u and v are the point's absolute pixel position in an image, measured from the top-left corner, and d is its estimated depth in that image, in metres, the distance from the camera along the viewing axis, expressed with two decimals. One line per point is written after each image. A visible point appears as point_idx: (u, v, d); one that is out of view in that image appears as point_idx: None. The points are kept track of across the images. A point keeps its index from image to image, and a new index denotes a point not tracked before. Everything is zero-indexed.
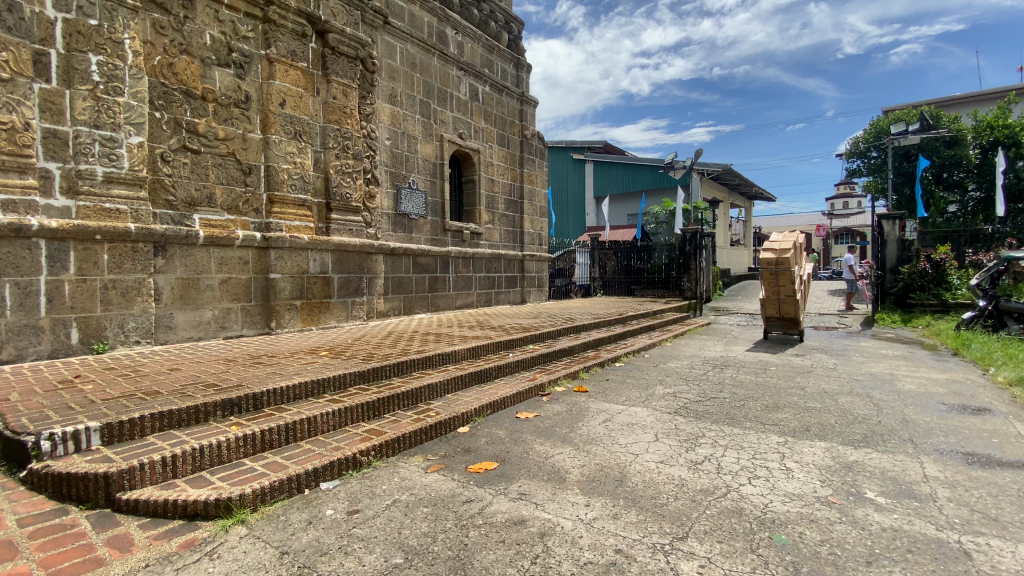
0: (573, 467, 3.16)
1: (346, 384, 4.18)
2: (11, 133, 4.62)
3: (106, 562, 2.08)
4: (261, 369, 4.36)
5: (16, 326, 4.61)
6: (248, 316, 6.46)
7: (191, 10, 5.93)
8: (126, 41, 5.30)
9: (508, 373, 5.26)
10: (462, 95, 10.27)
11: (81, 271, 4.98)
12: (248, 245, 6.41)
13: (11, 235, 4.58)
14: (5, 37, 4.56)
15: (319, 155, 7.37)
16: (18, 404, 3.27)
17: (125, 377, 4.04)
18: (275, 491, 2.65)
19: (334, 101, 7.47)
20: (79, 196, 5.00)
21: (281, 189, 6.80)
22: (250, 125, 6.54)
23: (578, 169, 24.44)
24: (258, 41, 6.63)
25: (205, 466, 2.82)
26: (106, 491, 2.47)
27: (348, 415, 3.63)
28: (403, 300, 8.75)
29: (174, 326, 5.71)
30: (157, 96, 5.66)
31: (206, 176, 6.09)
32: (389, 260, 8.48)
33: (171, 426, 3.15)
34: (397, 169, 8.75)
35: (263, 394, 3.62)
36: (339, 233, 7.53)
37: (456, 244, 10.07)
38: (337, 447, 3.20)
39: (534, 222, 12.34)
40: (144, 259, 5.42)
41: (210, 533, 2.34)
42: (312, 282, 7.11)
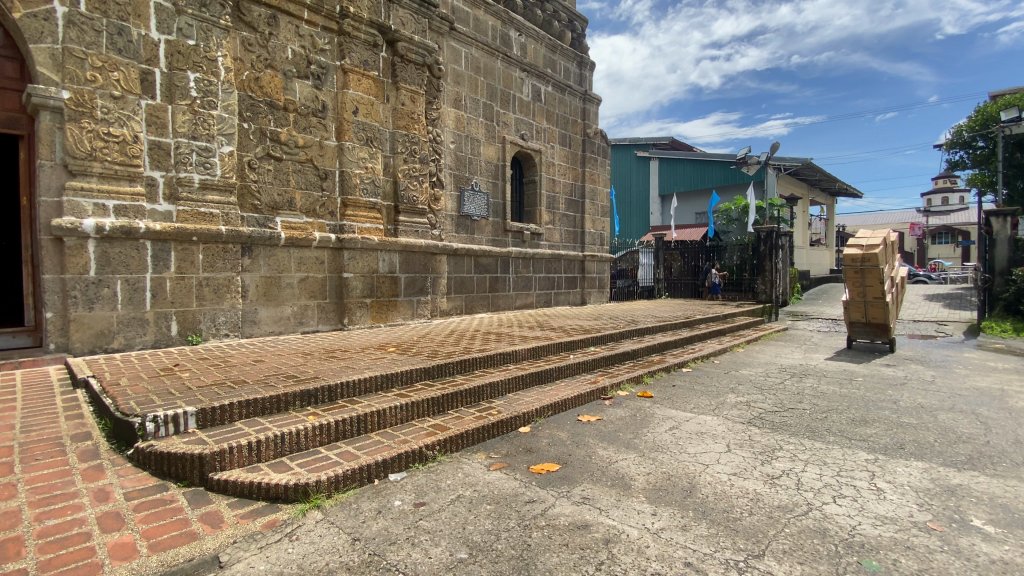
0: (638, 474, 3.07)
1: (412, 380, 4.31)
2: (124, 146, 5.17)
3: (199, 537, 2.27)
4: (335, 363, 4.60)
5: (127, 318, 5.17)
6: (323, 312, 6.85)
7: (275, 27, 6.37)
8: (219, 59, 5.79)
9: (570, 376, 5.18)
10: (525, 96, 10.31)
11: (180, 269, 5.50)
12: (324, 246, 6.80)
13: (123, 237, 5.11)
14: (117, 59, 5.11)
15: (388, 159, 7.66)
16: (128, 388, 3.67)
17: (216, 367, 4.41)
18: (347, 479, 2.77)
19: (402, 107, 7.75)
20: (179, 202, 5.52)
21: (354, 193, 7.14)
22: (326, 133, 6.92)
23: (642, 167, 23.84)
24: (334, 53, 7.00)
25: (285, 451, 3.02)
26: (201, 471, 2.71)
27: (414, 410, 3.73)
28: (465, 299, 8.94)
29: (258, 321, 6.17)
30: (245, 108, 6.12)
31: (287, 182, 6.52)
32: (452, 260, 8.68)
33: (256, 413, 3.41)
34: (461, 172, 8.94)
35: (337, 386, 3.82)
36: (406, 234, 7.80)
37: (516, 245, 10.12)
38: (404, 440, 3.31)
39: (596, 222, 12.16)
40: (233, 258, 5.90)
41: (290, 516, 2.49)
42: (381, 281, 7.43)
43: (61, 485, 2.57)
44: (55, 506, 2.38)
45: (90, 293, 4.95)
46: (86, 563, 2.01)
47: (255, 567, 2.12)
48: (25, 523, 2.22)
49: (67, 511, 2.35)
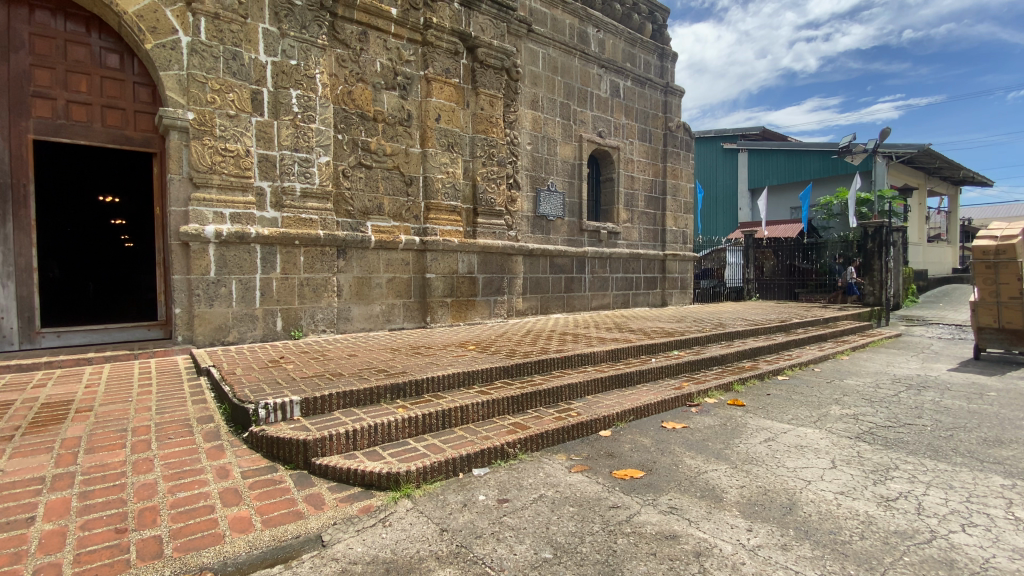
0: (730, 486, 2.91)
1: (492, 378, 4.40)
2: (237, 160, 5.75)
3: (304, 516, 2.47)
4: (420, 359, 4.83)
5: (240, 314, 5.76)
6: (408, 311, 7.20)
7: (365, 43, 6.78)
8: (317, 76, 6.27)
9: (651, 380, 5.02)
10: (603, 93, 10.14)
11: (285, 270, 6.04)
12: (409, 248, 7.14)
13: (237, 242, 5.71)
14: (232, 82, 5.71)
15: (468, 163, 7.88)
16: (243, 377, 4.10)
17: (316, 360, 4.79)
18: (435, 470, 2.89)
19: (482, 112, 7.94)
20: (284, 209, 6.07)
21: (436, 197, 7.42)
22: (411, 140, 7.26)
23: (729, 160, 22.58)
24: (418, 63, 7.32)
25: (378, 441, 3.22)
26: (305, 456, 2.95)
27: (495, 407, 3.80)
28: (541, 300, 8.97)
29: (351, 318, 6.63)
30: (340, 121, 6.58)
31: (377, 188, 6.92)
32: (528, 261, 8.75)
33: (352, 403, 3.66)
34: (537, 172, 8.98)
35: (423, 381, 4.01)
36: (484, 236, 7.97)
37: (593, 244, 9.99)
38: (486, 436, 3.39)
39: (678, 220, 11.69)
40: (330, 260, 6.38)
41: (383, 502, 2.64)
42: (460, 281, 7.66)
43: (190, 462, 2.92)
44: (185, 480, 2.70)
45: (210, 292, 5.57)
46: (210, 533, 2.27)
47: (353, 548, 2.27)
48: (161, 494, 2.55)
49: (194, 485, 2.66)
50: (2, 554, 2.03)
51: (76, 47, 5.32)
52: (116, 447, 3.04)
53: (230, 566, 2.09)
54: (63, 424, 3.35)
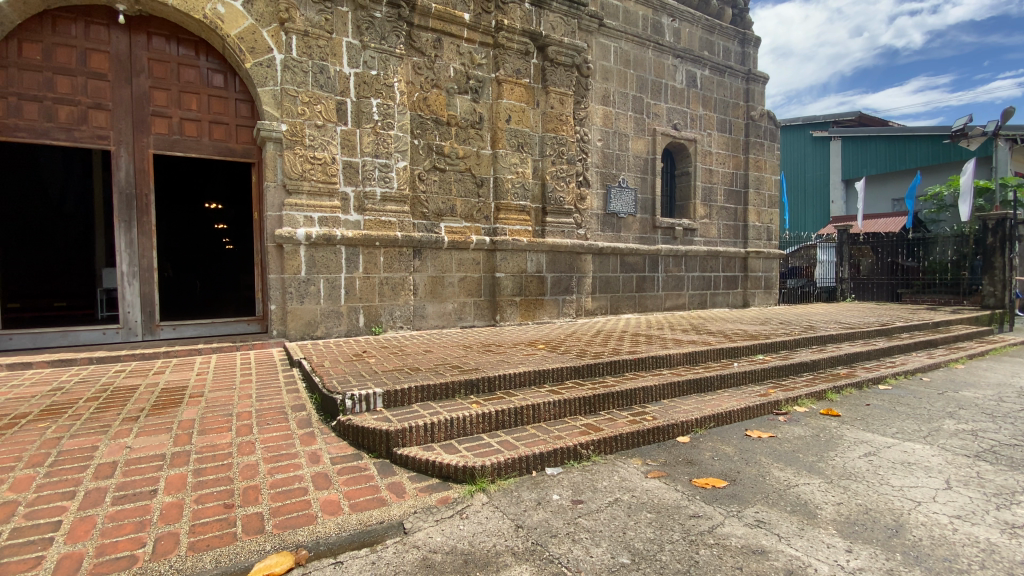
0: (825, 503, 2.70)
1: (563, 378, 4.38)
2: (325, 167, 6.16)
3: (387, 503, 2.61)
4: (492, 356, 4.92)
5: (327, 311, 6.17)
6: (479, 309, 7.35)
7: (440, 49, 7.00)
8: (395, 84, 6.57)
9: (733, 386, 4.76)
10: (678, 84, 9.75)
11: (366, 269, 6.40)
12: (480, 248, 7.29)
13: (324, 243, 6.11)
14: (320, 94, 6.12)
15: (537, 163, 7.90)
16: (332, 369, 4.41)
17: (395, 355, 5.03)
18: (508, 467, 2.93)
19: (552, 111, 7.92)
20: (366, 212, 6.42)
21: (506, 197, 7.51)
22: (483, 142, 7.39)
23: (819, 149, 20.91)
24: (490, 65, 7.44)
25: (453, 435, 3.33)
26: (387, 445, 3.11)
27: (567, 407, 3.78)
28: (611, 300, 8.80)
29: (426, 315, 6.90)
30: (416, 126, 6.85)
31: (450, 190, 7.13)
32: (598, 259, 8.62)
33: (429, 397, 3.80)
34: (608, 169, 8.83)
35: (495, 378, 4.08)
36: (553, 235, 7.95)
37: (667, 242, 9.65)
38: (559, 436, 3.38)
39: (761, 215, 10.99)
40: (407, 261, 6.67)
41: (460, 495, 2.72)
42: (529, 280, 7.70)
43: (286, 446, 3.17)
44: (282, 463, 2.94)
45: (302, 290, 6.02)
46: (305, 513, 2.45)
47: (433, 538, 2.35)
48: (262, 475, 2.79)
49: (290, 468, 2.89)
50: (131, 522, 2.31)
51: (187, 69, 5.93)
52: (224, 429, 3.37)
53: (321, 545, 2.25)
54: (180, 407, 3.76)
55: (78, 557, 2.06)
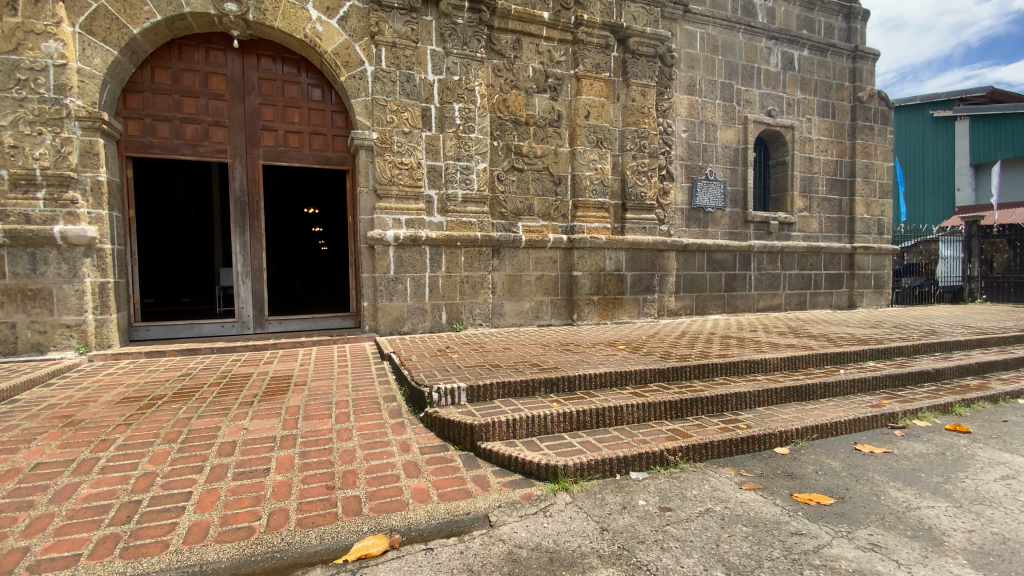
0: (955, 530, 2.38)
1: (647, 380, 4.24)
2: (411, 171, 6.45)
3: (473, 495, 2.67)
4: (572, 355, 4.88)
5: (413, 308, 6.47)
6: (556, 308, 7.34)
7: (519, 50, 7.06)
8: (476, 87, 6.73)
9: (839, 395, 4.34)
10: (772, 67, 9.06)
11: (448, 269, 6.62)
12: (557, 246, 7.26)
13: (410, 244, 6.40)
14: (406, 102, 6.41)
15: (617, 158, 7.71)
16: (418, 363, 4.61)
17: (476, 351, 5.15)
18: (592, 468, 2.88)
19: (633, 103, 7.68)
20: (448, 214, 6.64)
21: (584, 194, 7.41)
22: (561, 140, 7.35)
23: (942, 130, 18.49)
24: (569, 62, 7.38)
25: (535, 432, 3.34)
26: (472, 439, 3.19)
27: (651, 411, 3.65)
28: (696, 299, 8.39)
29: (504, 313, 7.01)
30: (496, 128, 6.97)
31: (528, 190, 7.17)
32: (682, 257, 8.25)
33: (510, 394, 3.86)
34: (693, 162, 8.42)
35: (576, 377, 4.04)
36: (633, 232, 7.72)
37: (759, 237, 9.02)
38: (643, 440, 3.27)
39: (869, 206, 9.94)
40: (485, 260, 6.81)
41: (543, 493, 2.72)
42: (608, 279, 7.54)
43: (379, 435, 3.37)
44: (376, 450, 3.12)
45: (390, 288, 6.36)
46: (397, 499, 2.58)
47: (518, 533, 2.38)
48: (359, 460, 2.98)
49: (383, 455, 3.06)
50: (249, 496, 2.57)
51: (291, 85, 6.48)
52: (325, 416, 3.65)
53: (413, 531, 2.36)
54: (286, 395, 4.12)
55: (205, 525, 2.31)
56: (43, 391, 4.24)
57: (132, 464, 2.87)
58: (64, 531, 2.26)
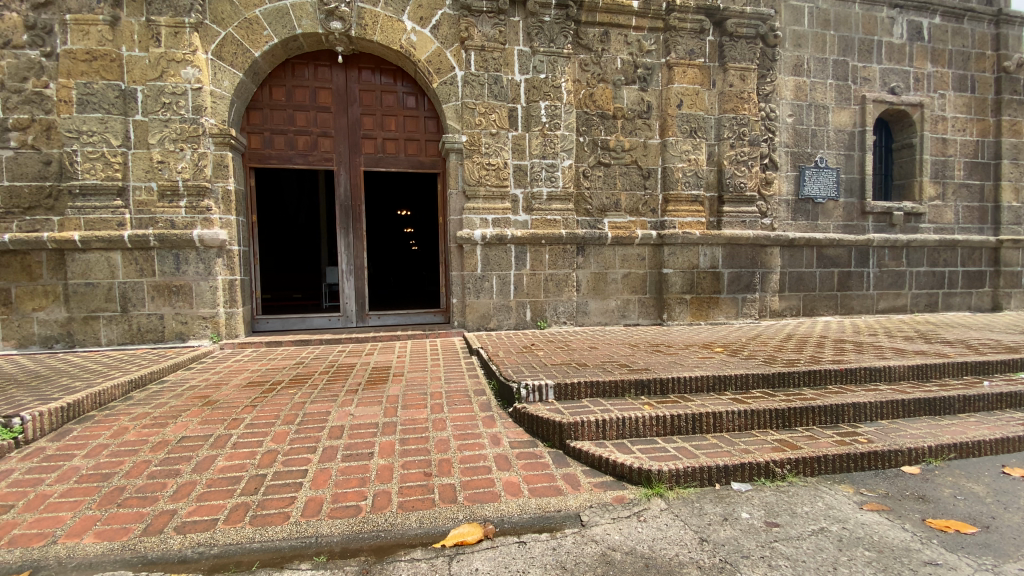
0: None
1: (748, 386, 3.96)
2: (498, 171, 6.57)
3: (564, 493, 2.66)
4: (663, 357, 4.69)
5: (498, 305, 6.60)
6: (644, 307, 7.11)
7: (607, 42, 6.91)
8: (563, 84, 6.70)
9: (982, 411, 3.76)
10: (896, 39, 8.06)
11: (533, 267, 6.66)
12: (646, 242, 7.02)
13: (496, 243, 6.53)
14: (494, 103, 6.54)
15: (713, 148, 7.28)
16: (506, 359, 4.69)
17: (563, 349, 5.13)
18: (688, 475, 2.75)
19: (731, 89, 7.21)
20: (533, 212, 6.68)
21: (676, 187, 7.09)
22: (651, 132, 7.09)
23: None
24: (660, 51, 7.09)
25: (626, 434, 3.26)
26: (561, 436, 3.18)
27: (754, 419, 3.40)
28: (804, 299, 7.70)
29: (589, 312, 6.93)
30: (582, 123, 6.89)
31: (615, 185, 7.00)
32: (787, 253, 7.61)
33: (599, 394, 3.80)
34: (800, 148, 7.73)
35: (670, 380, 3.87)
36: (731, 226, 7.26)
37: (879, 231, 8.08)
38: (745, 449, 3.06)
39: (1021, 192, 8.53)
40: (570, 257, 6.77)
41: (636, 496, 2.64)
42: (702, 276, 7.14)
43: (472, 427, 3.47)
44: (469, 441, 3.22)
45: (478, 286, 6.53)
46: (490, 490, 2.65)
47: (612, 535, 2.33)
48: (453, 450, 3.10)
49: (476, 447, 3.15)
50: (356, 477, 2.77)
51: (388, 94, 6.88)
52: (421, 406, 3.84)
53: (507, 522, 2.41)
54: (386, 385, 4.39)
55: (319, 501, 2.53)
56: (184, 374, 4.87)
57: (257, 442, 3.22)
58: (205, 497, 2.59)
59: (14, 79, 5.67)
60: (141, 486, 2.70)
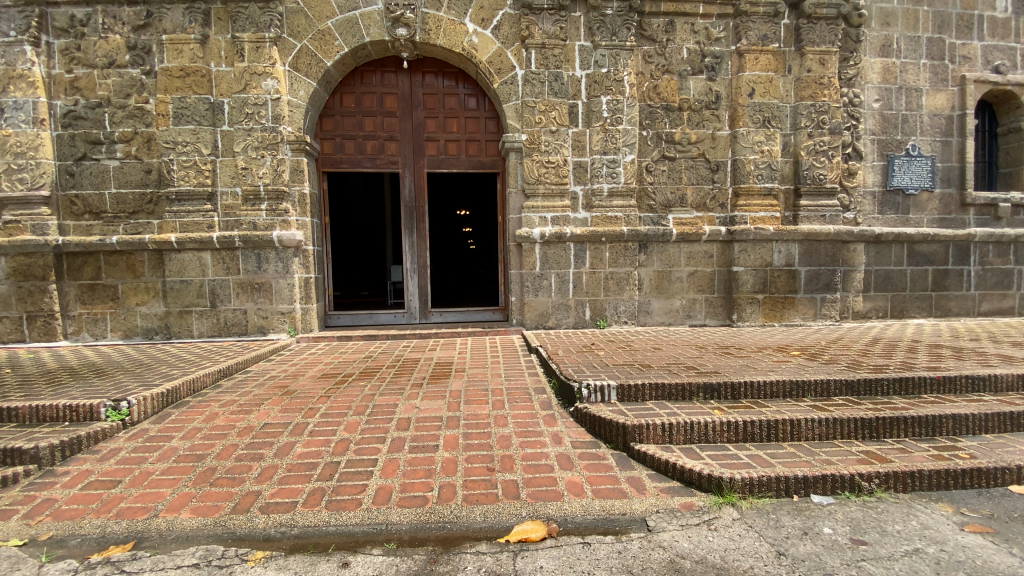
0: None
1: (830, 393, 3.69)
2: (557, 169, 6.53)
3: (629, 496, 2.60)
4: (733, 360, 4.48)
5: (558, 303, 6.57)
6: (712, 307, 6.82)
7: (672, 32, 6.68)
8: (626, 78, 6.55)
9: None
10: (1004, 11, 7.22)
11: (593, 265, 6.58)
12: (713, 239, 6.74)
13: (556, 241, 6.50)
14: (554, 100, 6.51)
15: (788, 138, 6.85)
16: (567, 358, 4.66)
17: (625, 350, 5.02)
18: (763, 485, 2.60)
19: (809, 74, 6.75)
20: (594, 209, 6.59)
21: (747, 180, 6.74)
22: (720, 123, 6.78)
23: None
24: (730, 38, 6.76)
25: (694, 439, 3.14)
26: (625, 438, 3.12)
27: (837, 428, 3.17)
28: (891, 300, 7.08)
29: (652, 311, 6.74)
30: (645, 117, 6.71)
31: (680, 179, 6.76)
32: (872, 249, 7.02)
33: (664, 396, 3.69)
34: (888, 136, 7.10)
35: (741, 385, 3.69)
36: (809, 221, 6.80)
37: (982, 224, 7.29)
38: (827, 460, 2.86)
39: None
40: (632, 255, 6.62)
41: (705, 504, 2.54)
42: (776, 275, 6.74)
43: (533, 425, 3.48)
44: (531, 439, 3.23)
45: (537, 283, 6.53)
46: (553, 489, 2.64)
47: (680, 542, 2.26)
48: (515, 447, 3.12)
49: (537, 445, 3.16)
50: (422, 469, 2.86)
51: (450, 97, 7.03)
52: (483, 402, 3.90)
53: (570, 522, 2.39)
54: (449, 380, 4.50)
55: (389, 490, 2.63)
56: (265, 365, 5.24)
57: (332, 430, 3.40)
58: (285, 481, 2.77)
59: (120, 96, 6.32)
60: (229, 468, 2.93)
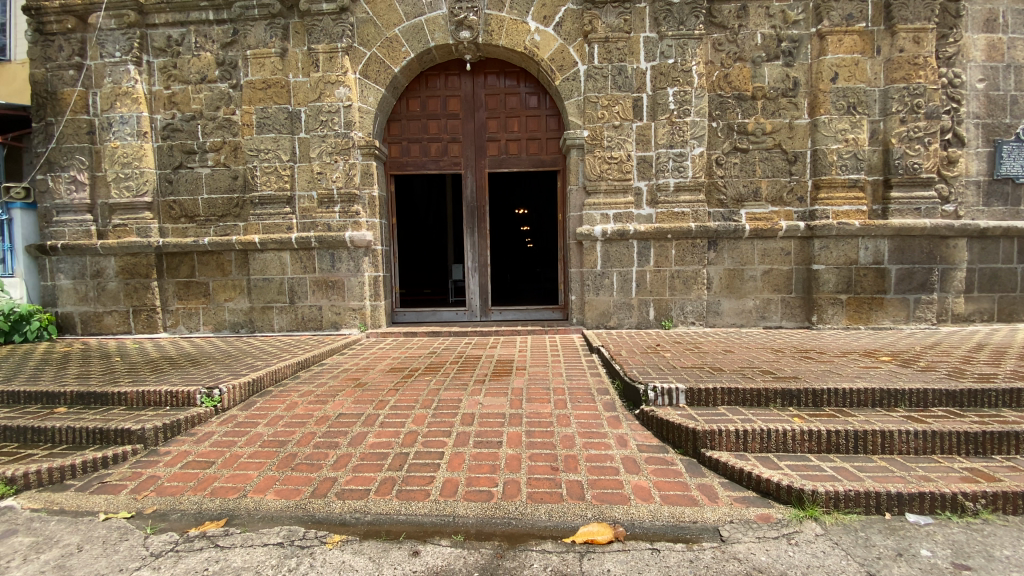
0: None
1: (927, 403, 3.37)
2: (621, 165, 6.40)
3: (700, 504, 2.50)
4: (814, 364, 4.19)
5: (621, 302, 6.44)
6: (788, 307, 6.43)
7: (744, 18, 6.34)
8: (694, 68, 6.30)
9: None
10: None
11: (658, 263, 6.39)
12: (791, 235, 6.34)
13: (619, 238, 6.38)
14: (617, 95, 6.38)
15: (877, 124, 6.31)
16: (631, 359, 4.56)
17: (693, 351, 4.84)
18: (850, 500, 2.42)
19: (901, 54, 6.17)
20: (659, 205, 6.40)
21: (829, 172, 6.28)
22: (798, 112, 6.36)
23: None
24: (810, 20, 6.32)
25: (771, 448, 2.97)
26: (694, 444, 3.01)
27: (936, 442, 2.89)
28: (1000, 302, 6.35)
29: (721, 312, 6.45)
30: (715, 107, 6.42)
31: (754, 172, 6.42)
32: (977, 245, 6.32)
33: (737, 402, 3.52)
34: (998, 118, 6.36)
35: (824, 392, 3.45)
36: (901, 215, 6.22)
37: None
38: (925, 476, 2.61)
39: None
40: (700, 252, 6.37)
41: (784, 516, 2.39)
42: (863, 274, 6.23)
43: (597, 425, 3.44)
44: (595, 440, 3.20)
45: (599, 282, 6.44)
46: (619, 492, 2.59)
47: (757, 555, 2.15)
48: (579, 447, 3.10)
49: (602, 446, 3.11)
50: (487, 464, 2.91)
51: (512, 96, 7.08)
52: (545, 401, 3.90)
53: (637, 526, 2.34)
54: (511, 378, 4.54)
55: (455, 483, 2.70)
56: (338, 358, 5.53)
57: (400, 423, 3.54)
58: (359, 469, 2.91)
59: (211, 109, 6.89)
60: (308, 454, 3.13)
